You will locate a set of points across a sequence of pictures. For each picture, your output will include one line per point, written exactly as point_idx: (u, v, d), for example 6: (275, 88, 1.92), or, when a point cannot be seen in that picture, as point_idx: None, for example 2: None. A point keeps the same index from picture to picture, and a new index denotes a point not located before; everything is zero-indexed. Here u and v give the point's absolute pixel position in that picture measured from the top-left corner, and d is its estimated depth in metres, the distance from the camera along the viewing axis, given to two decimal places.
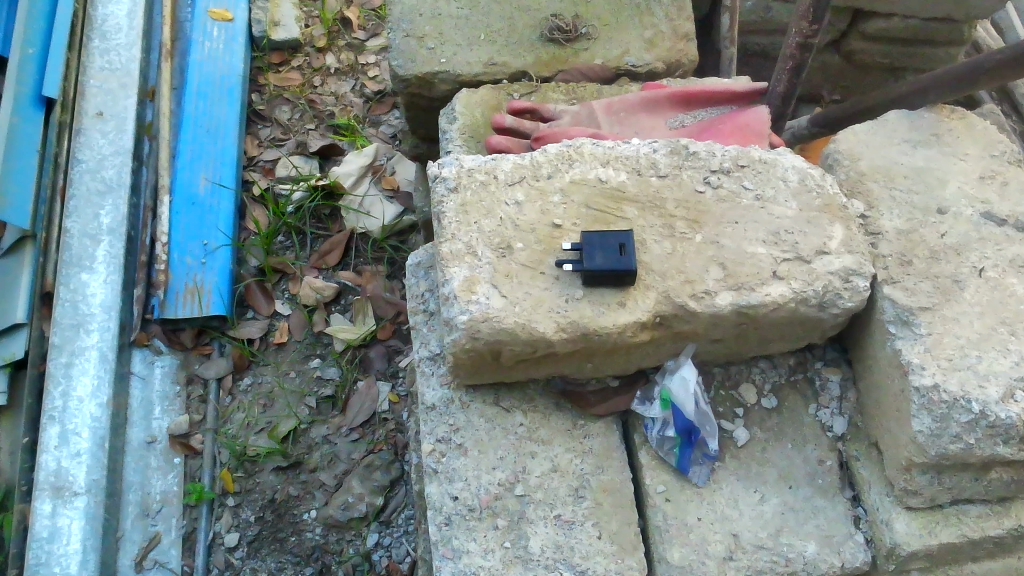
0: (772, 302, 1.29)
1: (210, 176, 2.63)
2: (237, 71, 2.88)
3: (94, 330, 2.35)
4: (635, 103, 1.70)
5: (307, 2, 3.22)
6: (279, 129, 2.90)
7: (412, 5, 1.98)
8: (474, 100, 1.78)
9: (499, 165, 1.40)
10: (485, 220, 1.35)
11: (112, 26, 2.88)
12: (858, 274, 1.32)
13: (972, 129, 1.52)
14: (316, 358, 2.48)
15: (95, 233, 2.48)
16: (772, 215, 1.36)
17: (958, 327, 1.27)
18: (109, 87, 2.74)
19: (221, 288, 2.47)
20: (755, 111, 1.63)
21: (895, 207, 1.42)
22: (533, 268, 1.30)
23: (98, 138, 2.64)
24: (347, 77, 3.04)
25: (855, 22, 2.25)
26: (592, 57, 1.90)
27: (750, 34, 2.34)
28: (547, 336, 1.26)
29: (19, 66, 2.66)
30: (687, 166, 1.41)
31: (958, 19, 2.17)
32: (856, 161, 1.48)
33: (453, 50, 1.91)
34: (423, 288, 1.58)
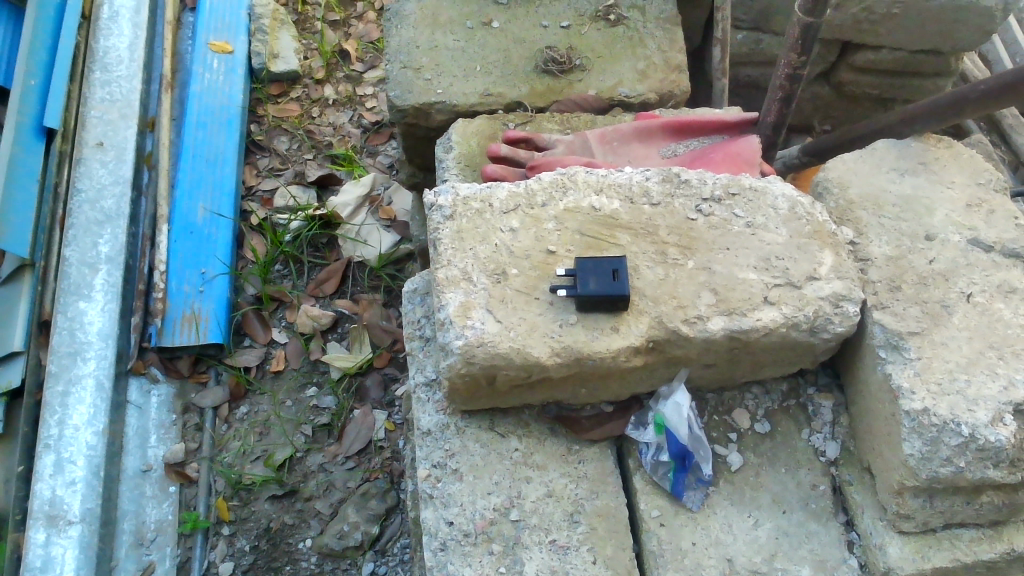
0: (764, 327, 1.30)
1: (208, 206, 2.66)
2: (236, 102, 2.91)
3: (91, 358, 2.36)
4: (628, 133, 1.74)
5: (305, 35, 3.25)
6: (277, 159, 2.93)
7: (410, 37, 2.02)
8: (470, 130, 1.81)
9: (494, 194, 1.43)
10: (481, 246, 1.37)
11: (113, 58, 2.92)
12: (848, 299, 1.34)
13: (958, 157, 1.55)
14: (313, 387, 2.48)
15: (94, 262, 2.50)
16: (762, 241, 1.39)
17: (946, 351, 1.29)
18: (110, 117, 2.77)
19: (218, 316, 2.49)
20: (745, 141, 1.66)
21: (883, 234, 1.44)
22: (527, 293, 1.32)
23: (98, 168, 2.67)
24: (345, 108, 3.08)
25: (844, 54, 2.29)
26: (585, 88, 1.93)
27: (742, 66, 2.39)
28: (542, 361, 1.27)
29: (22, 95, 2.67)
30: (679, 194, 1.44)
31: (947, 51, 2.18)
32: (845, 189, 1.51)
33: (449, 81, 1.94)
34: (419, 314, 1.59)
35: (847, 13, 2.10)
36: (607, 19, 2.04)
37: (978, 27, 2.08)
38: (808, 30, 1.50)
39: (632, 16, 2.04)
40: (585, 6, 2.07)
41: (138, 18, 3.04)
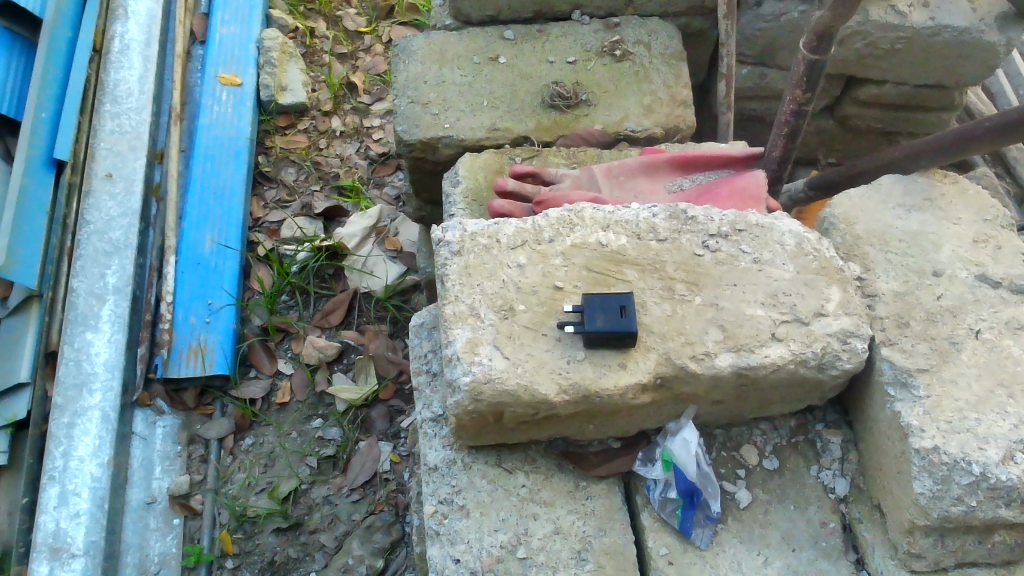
0: (772, 364, 1.30)
1: (216, 237, 2.67)
2: (245, 134, 2.93)
3: (97, 389, 2.36)
4: (634, 168, 1.74)
5: (313, 68, 3.27)
6: (285, 190, 2.95)
7: (417, 72, 2.04)
8: (477, 164, 1.83)
9: (502, 230, 1.43)
10: (488, 282, 1.37)
11: (123, 91, 2.95)
12: (856, 336, 1.34)
13: (965, 193, 1.56)
14: (318, 419, 2.48)
15: (101, 292, 2.52)
16: (770, 277, 1.39)
17: (956, 389, 1.28)
18: (119, 149, 2.80)
19: (224, 347, 2.49)
20: (751, 175, 1.67)
21: (891, 269, 1.44)
22: (535, 329, 1.32)
23: (107, 199, 2.69)
24: (352, 140, 3.10)
25: (848, 88, 2.30)
26: (592, 122, 1.94)
27: (747, 100, 2.40)
28: (549, 398, 1.27)
29: (32, 128, 2.69)
30: (686, 230, 1.44)
31: (950, 85, 2.19)
32: (852, 225, 1.50)
33: (456, 116, 1.96)
34: (426, 349, 1.59)
35: (851, 49, 2.11)
36: (613, 54, 2.05)
37: (982, 62, 2.09)
38: (813, 67, 1.51)
39: (639, 51, 2.05)
40: (591, 41, 2.08)
41: (148, 50, 3.07)
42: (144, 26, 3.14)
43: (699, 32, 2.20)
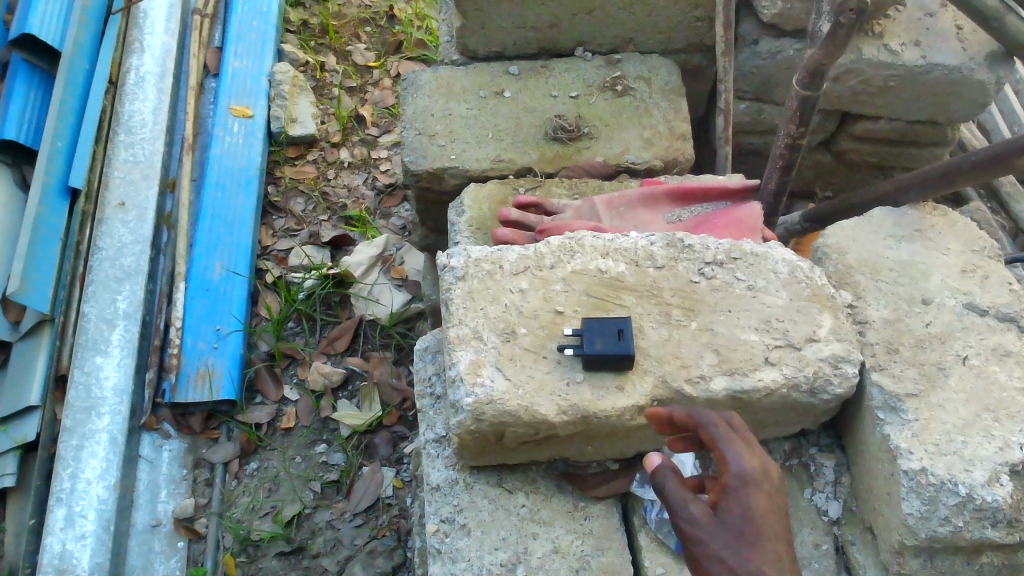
0: (765, 388, 1.34)
1: (225, 264, 2.73)
2: (255, 165, 3.00)
3: (105, 413, 2.41)
4: (634, 199, 1.80)
5: (323, 100, 3.34)
6: (293, 220, 3.01)
7: (424, 105, 2.10)
8: (481, 194, 1.89)
9: (505, 256, 1.48)
10: (491, 306, 1.42)
11: (138, 122, 3.02)
12: (847, 361, 1.38)
13: (954, 225, 1.61)
14: (323, 444, 2.52)
15: (112, 318, 2.57)
16: (763, 304, 1.43)
17: (943, 413, 1.32)
18: (132, 178, 2.87)
19: (231, 372, 2.53)
20: (748, 207, 1.72)
21: (881, 297, 1.49)
22: (536, 352, 1.37)
23: (119, 227, 2.76)
24: (360, 171, 3.17)
25: (844, 124, 2.36)
26: (593, 155, 2.01)
27: (745, 134, 2.46)
28: (549, 419, 1.31)
29: (49, 158, 2.77)
30: (682, 258, 1.49)
31: (943, 121, 2.25)
32: (844, 255, 1.55)
33: (462, 147, 2.02)
34: (430, 372, 1.63)
35: (845, 86, 2.17)
36: (615, 89, 2.11)
37: (973, 99, 2.15)
38: (805, 103, 1.57)
39: (639, 87, 2.11)
40: (593, 77, 2.14)
41: (163, 83, 3.13)
42: (159, 59, 3.20)
43: (698, 69, 2.27)
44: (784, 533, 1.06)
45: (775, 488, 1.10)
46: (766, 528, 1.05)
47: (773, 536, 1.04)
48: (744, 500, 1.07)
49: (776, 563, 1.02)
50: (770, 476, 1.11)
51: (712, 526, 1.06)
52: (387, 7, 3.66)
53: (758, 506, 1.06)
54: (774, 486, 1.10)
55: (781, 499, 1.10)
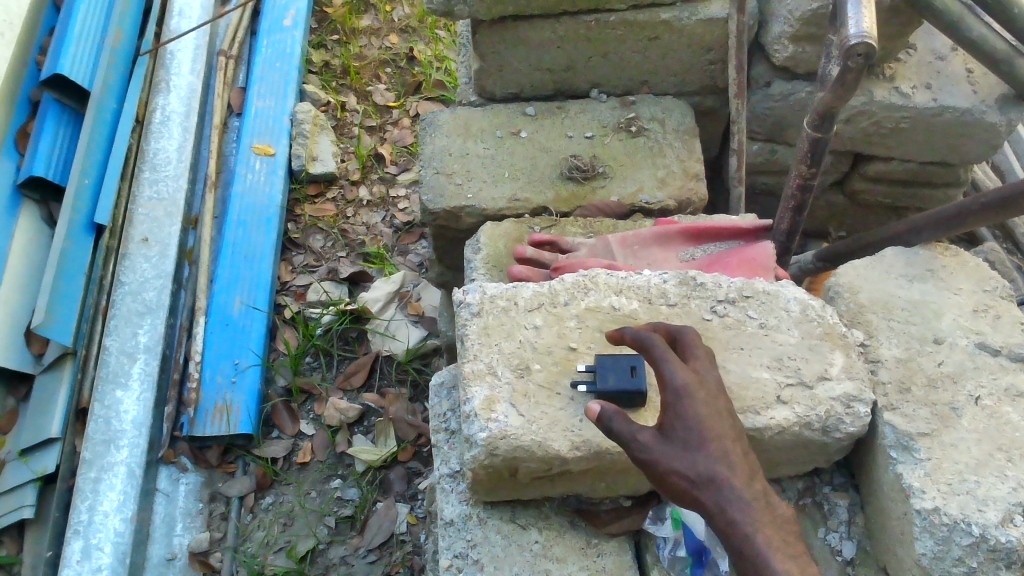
0: (777, 426, 1.35)
1: (245, 299, 2.77)
2: (276, 202, 3.05)
3: (124, 445, 2.43)
4: (648, 238, 1.83)
5: (343, 139, 3.40)
6: (312, 256, 3.05)
7: (442, 145, 2.14)
8: (497, 232, 1.92)
9: (520, 293, 1.51)
10: (506, 342, 1.44)
11: (162, 159, 3.09)
12: (859, 400, 1.39)
13: (965, 265, 1.62)
14: (337, 478, 2.53)
15: (133, 351, 2.61)
16: (775, 342, 1.45)
17: (956, 453, 1.33)
18: (156, 214, 2.93)
19: (249, 406, 2.56)
20: (760, 246, 1.75)
21: (893, 336, 1.50)
22: (550, 388, 1.39)
23: (142, 262, 2.82)
24: (378, 209, 3.22)
25: (857, 164, 2.38)
26: (608, 194, 2.04)
27: (759, 174, 2.49)
28: (562, 454, 1.33)
29: (76, 194, 2.84)
30: (695, 296, 1.50)
31: (955, 163, 2.27)
32: (856, 293, 1.57)
33: (479, 187, 2.06)
34: (445, 407, 1.65)
35: (857, 127, 2.19)
36: (629, 130, 2.14)
37: (985, 141, 2.17)
38: (816, 144, 1.60)
39: (653, 128, 2.15)
40: (608, 118, 2.18)
41: (187, 122, 3.21)
42: (185, 98, 3.28)
43: (711, 110, 2.30)
44: (728, 431, 1.14)
45: (717, 394, 1.18)
46: (712, 431, 1.13)
47: (719, 434, 1.12)
48: (687, 407, 1.14)
49: (726, 460, 1.11)
50: (706, 384, 1.18)
51: (661, 436, 1.13)
52: (406, 48, 3.73)
53: (702, 411, 1.14)
54: (709, 391, 1.17)
55: (721, 402, 1.17)
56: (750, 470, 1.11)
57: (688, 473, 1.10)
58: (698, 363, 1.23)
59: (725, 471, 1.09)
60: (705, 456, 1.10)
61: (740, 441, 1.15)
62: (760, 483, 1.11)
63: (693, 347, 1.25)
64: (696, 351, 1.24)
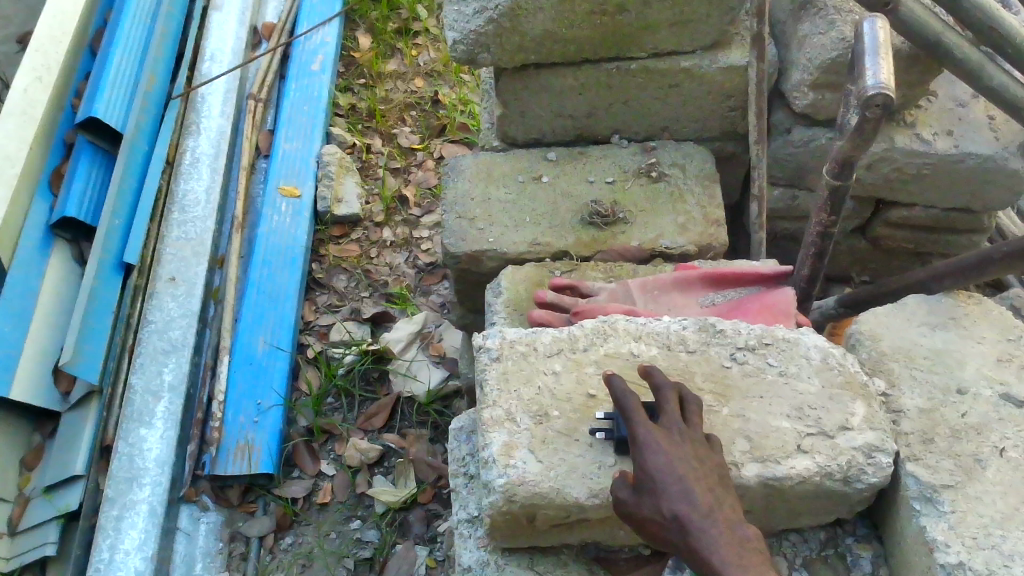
0: (797, 476, 1.34)
1: (268, 339, 2.80)
2: (301, 243, 3.09)
3: (147, 483, 2.45)
4: (668, 283, 1.83)
5: (368, 181, 3.44)
6: (335, 296, 3.08)
7: (465, 190, 2.17)
8: (518, 276, 1.94)
9: (539, 338, 1.52)
10: (525, 388, 1.44)
11: (191, 200, 3.14)
12: (881, 450, 1.37)
13: (988, 314, 1.61)
14: (357, 520, 2.53)
15: (157, 390, 2.64)
16: (796, 390, 1.44)
17: (981, 506, 1.31)
18: (183, 254, 2.98)
19: (271, 446, 2.58)
20: (781, 292, 1.76)
21: (916, 386, 1.48)
22: (568, 435, 1.39)
23: (169, 301, 2.85)
24: (402, 250, 3.25)
25: (879, 210, 2.38)
26: (628, 239, 2.05)
27: (780, 219, 2.49)
28: (580, 502, 1.32)
29: (106, 234, 2.90)
30: (714, 343, 1.50)
31: (979, 209, 2.27)
32: (877, 341, 1.56)
33: (500, 231, 2.08)
34: (464, 452, 1.65)
35: (879, 173, 2.19)
36: (649, 175, 2.16)
37: (1008, 187, 2.16)
38: (836, 192, 1.60)
39: (674, 173, 2.17)
40: (629, 163, 2.20)
41: (216, 163, 3.26)
42: (214, 141, 3.33)
43: (732, 156, 2.32)
44: (691, 470, 1.20)
45: (679, 438, 1.24)
46: (673, 473, 1.19)
47: (678, 476, 1.19)
48: (646, 457, 1.21)
49: (686, 498, 1.17)
50: (672, 430, 1.25)
51: (636, 491, 1.23)
52: (431, 92, 3.79)
53: (659, 458, 1.20)
54: (674, 437, 1.24)
55: (688, 445, 1.24)
56: (712, 503, 1.17)
57: (660, 518, 1.19)
58: (667, 410, 1.29)
59: (685, 508, 1.16)
60: (666, 500, 1.18)
61: (708, 476, 1.21)
62: (724, 513, 1.17)
63: (662, 395, 1.30)
64: (666, 398, 1.30)
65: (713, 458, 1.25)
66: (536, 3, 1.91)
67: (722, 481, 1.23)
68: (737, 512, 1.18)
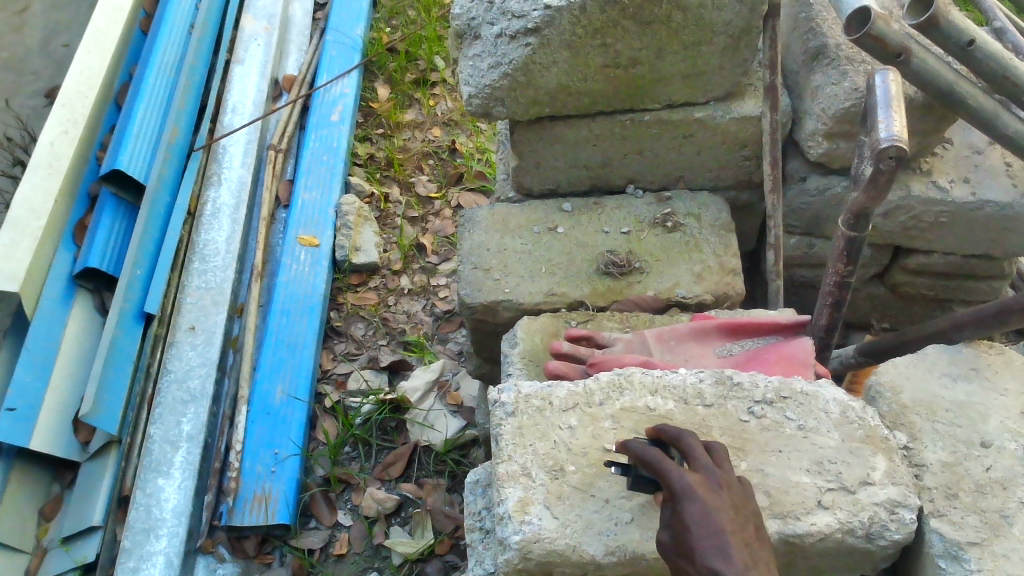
0: (818, 532, 1.32)
1: (286, 389, 2.80)
2: (319, 291, 3.09)
3: (163, 535, 2.45)
4: (684, 333, 1.83)
5: (386, 230, 3.47)
6: (353, 344, 3.09)
7: (480, 240, 2.18)
8: (534, 326, 1.94)
9: (555, 392, 1.51)
10: (541, 442, 1.43)
11: (212, 250, 3.17)
12: (903, 505, 1.35)
13: (1010, 364, 1.59)
14: (373, 571, 2.52)
15: (175, 440, 2.64)
16: (815, 444, 1.42)
17: (1008, 564, 1.29)
18: (203, 303, 2.99)
19: (288, 497, 2.57)
20: (799, 343, 1.75)
21: (938, 439, 1.46)
22: (584, 490, 1.37)
23: (188, 350, 2.86)
24: (419, 297, 3.27)
25: (897, 257, 2.37)
26: (644, 289, 2.05)
27: (798, 267, 2.48)
28: (597, 559, 1.31)
29: (128, 284, 2.93)
30: (731, 397, 1.49)
31: (999, 256, 2.25)
32: (898, 393, 1.54)
33: (516, 281, 2.09)
34: (480, 506, 1.64)
35: (896, 221, 2.18)
36: (665, 225, 2.16)
37: None
38: (852, 243, 1.59)
39: (690, 223, 2.17)
40: (645, 213, 2.20)
41: (237, 214, 3.28)
42: (235, 191, 3.36)
43: (748, 204, 2.33)
44: (729, 522, 1.16)
45: (717, 488, 1.21)
46: (709, 525, 1.15)
47: (714, 528, 1.14)
48: (685, 507, 1.17)
49: (723, 552, 1.12)
50: (708, 481, 1.21)
51: (673, 541, 1.18)
52: (449, 140, 3.84)
53: (698, 508, 1.16)
54: (711, 487, 1.20)
55: (725, 496, 1.20)
56: (750, 561, 1.12)
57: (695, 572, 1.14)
58: (697, 458, 1.26)
59: (722, 561, 1.11)
60: (704, 552, 1.13)
61: (745, 529, 1.17)
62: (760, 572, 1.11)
63: (689, 443, 1.27)
64: (693, 448, 1.27)
65: (750, 507, 1.21)
66: (550, 56, 1.93)
67: (757, 533, 1.19)
68: (771, 566, 1.14)
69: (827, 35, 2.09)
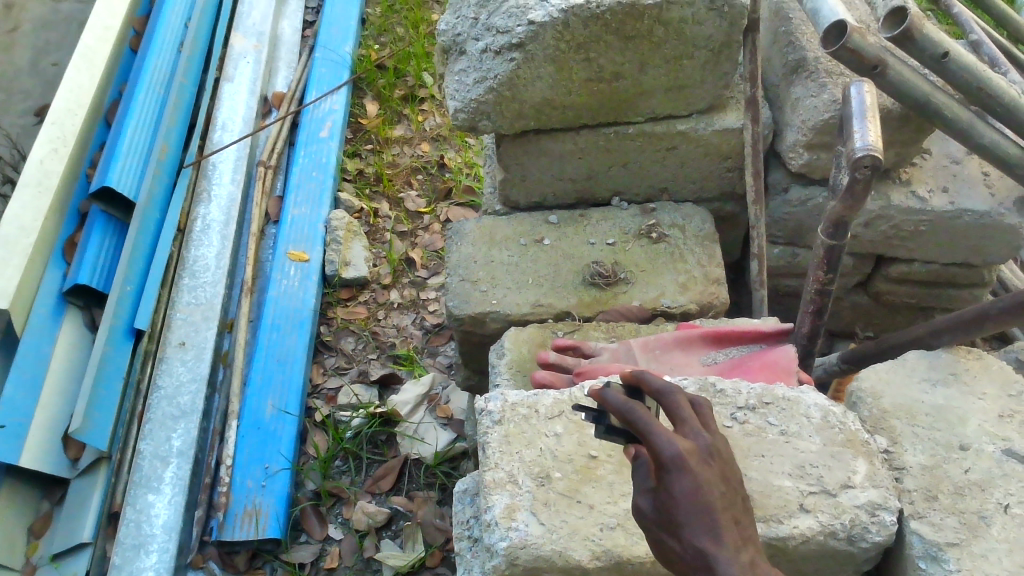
0: (800, 535, 1.34)
1: (276, 403, 2.81)
2: (309, 306, 3.11)
3: (153, 551, 2.44)
4: (669, 342, 1.85)
5: (375, 245, 3.49)
6: (343, 358, 3.11)
7: (468, 253, 2.20)
8: (521, 337, 1.96)
9: (540, 400, 1.53)
10: (527, 450, 1.45)
11: (202, 265, 3.18)
12: (884, 508, 1.37)
13: (988, 369, 1.62)
14: None
15: (165, 455, 2.64)
16: (797, 449, 1.44)
17: (987, 564, 1.31)
18: (193, 319, 3.00)
19: (278, 511, 2.57)
20: (781, 350, 1.77)
21: (918, 442, 1.49)
22: (570, 496, 1.39)
23: (178, 366, 2.87)
24: (409, 311, 3.28)
25: (879, 266, 2.40)
26: (630, 299, 2.08)
27: (782, 277, 2.51)
28: (582, 564, 1.32)
29: (118, 301, 2.94)
30: (715, 403, 1.51)
31: (979, 264, 2.28)
32: (879, 399, 1.56)
33: (503, 292, 2.11)
34: (468, 514, 1.65)
35: (877, 231, 2.22)
36: (650, 236, 2.19)
37: (1006, 242, 2.18)
38: (832, 251, 1.62)
39: (674, 234, 2.19)
40: (630, 225, 2.23)
41: (226, 230, 3.30)
42: (225, 207, 3.38)
43: (732, 215, 2.36)
44: (719, 500, 1.13)
45: (708, 459, 1.16)
46: (699, 502, 1.12)
47: (705, 508, 1.12)
48: (675, 483, 1.12)
49: (713, 532, 1.12)
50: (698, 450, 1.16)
51: (656, 511, 1.15)
52: (437, 155, 3.87)
53: (689, 486, 1.12)
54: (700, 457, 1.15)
55: (714, 467, 1.16)
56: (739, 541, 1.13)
57: (679, 547, 1.14)
58: (687, 423, 1.19)
59: (712, 543, 1.11)
60: (693, 533, 1.12)
61: (733, 506, 1.16)
62: (749, 555, 1.12)
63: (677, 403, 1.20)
64: (681, 408, 1.20)
65: (735, 476, 1.19)
66: (534, 71, 1.96)
67: (741, 505, 1.18)
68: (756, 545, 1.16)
69: (807, 49, 2.13)
